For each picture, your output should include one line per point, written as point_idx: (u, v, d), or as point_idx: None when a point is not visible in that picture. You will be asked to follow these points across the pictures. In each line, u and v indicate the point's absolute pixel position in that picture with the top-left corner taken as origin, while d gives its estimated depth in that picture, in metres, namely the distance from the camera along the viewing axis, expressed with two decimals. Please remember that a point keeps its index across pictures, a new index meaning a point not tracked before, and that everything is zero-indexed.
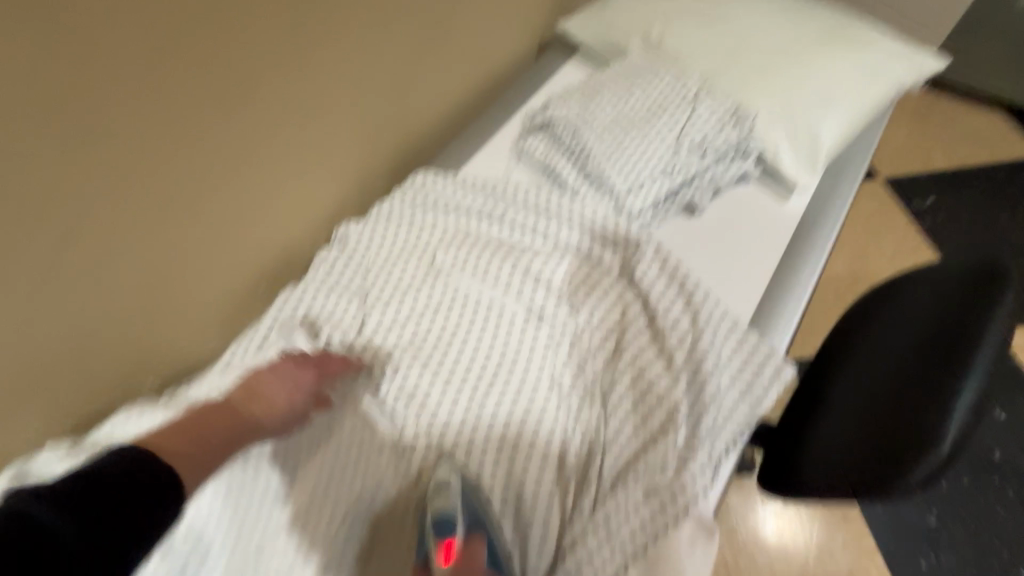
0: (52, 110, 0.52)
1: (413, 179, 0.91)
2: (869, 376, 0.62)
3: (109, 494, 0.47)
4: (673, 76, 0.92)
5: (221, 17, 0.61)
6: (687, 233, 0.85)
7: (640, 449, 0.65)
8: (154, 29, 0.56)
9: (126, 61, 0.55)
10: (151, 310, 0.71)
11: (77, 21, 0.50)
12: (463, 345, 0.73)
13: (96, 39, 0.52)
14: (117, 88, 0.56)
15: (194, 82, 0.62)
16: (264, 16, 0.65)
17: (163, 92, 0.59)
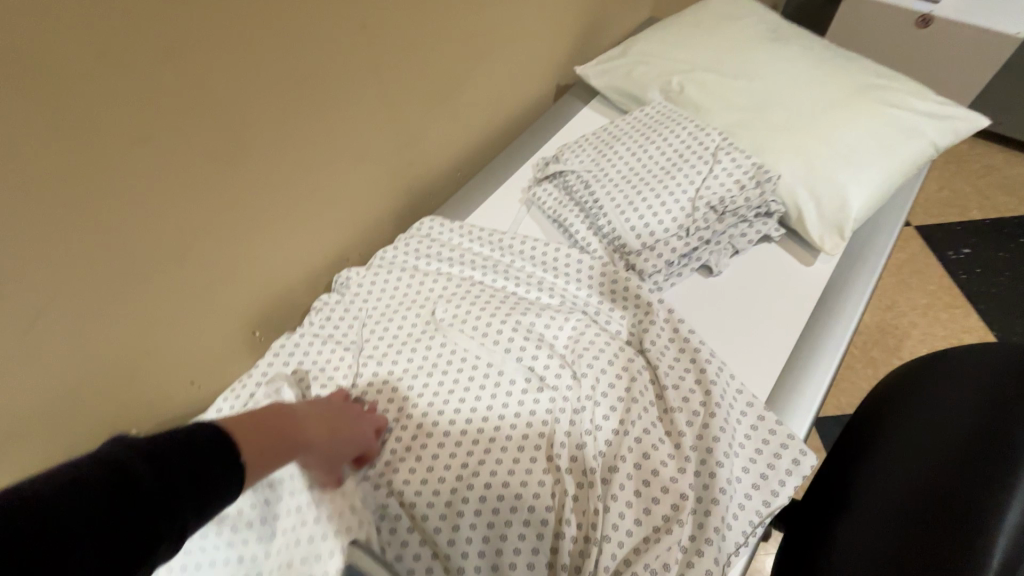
0: (47, 160, 0.51)
1: (420, 227, 0.90)
2: (890, 476, 0.57)
3: (83, 525, 0.34)
4: (693, 128, 0.87)
5: (225, 71, 0.60)
6: (703, 296, 0.80)
7: (641, 544, 0.59)
8: (158, 79, 0.55)
9: (128, 110, 0.54)
10: (142, 357, 0.68)
11: (79, 72, 0.50)
12: (456, 411, 0.69)
13: (98, 90, 0.51)
14: (117, 137, 0.54)
15: (196, 136, 0.61)
16: (274, 65, 0.64)
17: (165, 140, 0.58)
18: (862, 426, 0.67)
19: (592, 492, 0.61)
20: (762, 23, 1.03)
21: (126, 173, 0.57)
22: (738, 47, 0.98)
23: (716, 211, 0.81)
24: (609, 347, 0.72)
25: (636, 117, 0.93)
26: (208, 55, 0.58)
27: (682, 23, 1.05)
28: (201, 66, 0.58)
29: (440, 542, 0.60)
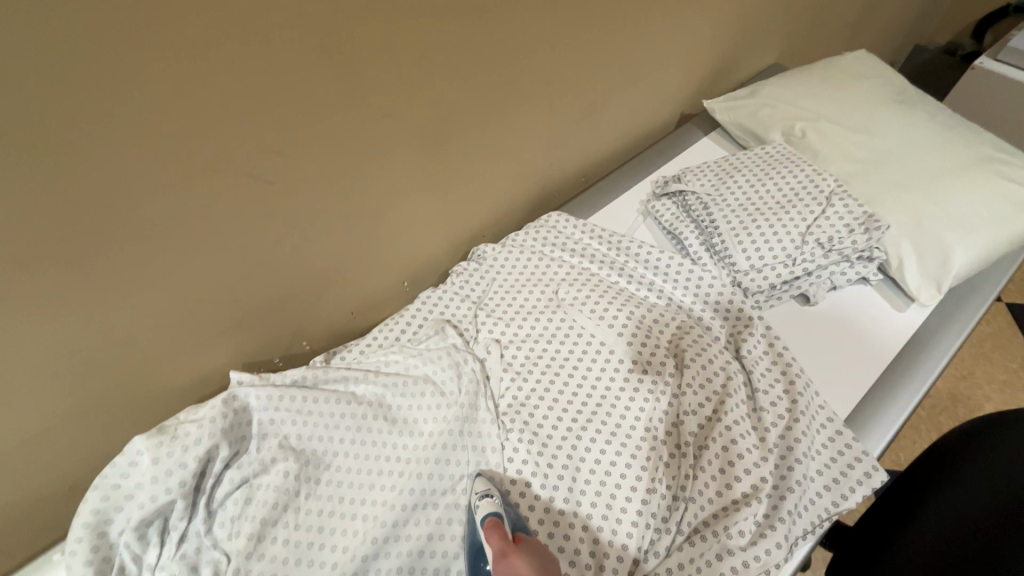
0: (328, 122, 0.67)
1: (548, 218, 1.03)
2: (941, 516, 0.65)
3: None
4: (811, 172, 0.96)
5: (449, 73, 0.76)
6: (799, 321, 0.89)
7: (720, 511, 0.69)
8: (410, 72, 0.71)
9: (384, 93, 0.71)
10: (330, 284, 0.86)
11: (366, 63, 0.66)
12: (571, 376, 0.82)
13: (374, 76, 0.68)
14: (371, 112, 0.71)
15: (409, 120, 0.76)
16: (483, 71, 0.80)
17: (398, 118, 0.75)
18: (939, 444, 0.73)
19: (683, 462, 0.72)
20: (888, 86, 1.11)
21: (359, 140, 0.73)
22: (863, 106, 1.06)
23: (823, 247, 0.89)
24: (712, 348, 0.83)
25: (756, 154, 1.03)
26: (434, 59, 0.73)
27: (811, 75, 1.14)
28: (428, 67, 0.73)
29: (550, 475, 0.73)
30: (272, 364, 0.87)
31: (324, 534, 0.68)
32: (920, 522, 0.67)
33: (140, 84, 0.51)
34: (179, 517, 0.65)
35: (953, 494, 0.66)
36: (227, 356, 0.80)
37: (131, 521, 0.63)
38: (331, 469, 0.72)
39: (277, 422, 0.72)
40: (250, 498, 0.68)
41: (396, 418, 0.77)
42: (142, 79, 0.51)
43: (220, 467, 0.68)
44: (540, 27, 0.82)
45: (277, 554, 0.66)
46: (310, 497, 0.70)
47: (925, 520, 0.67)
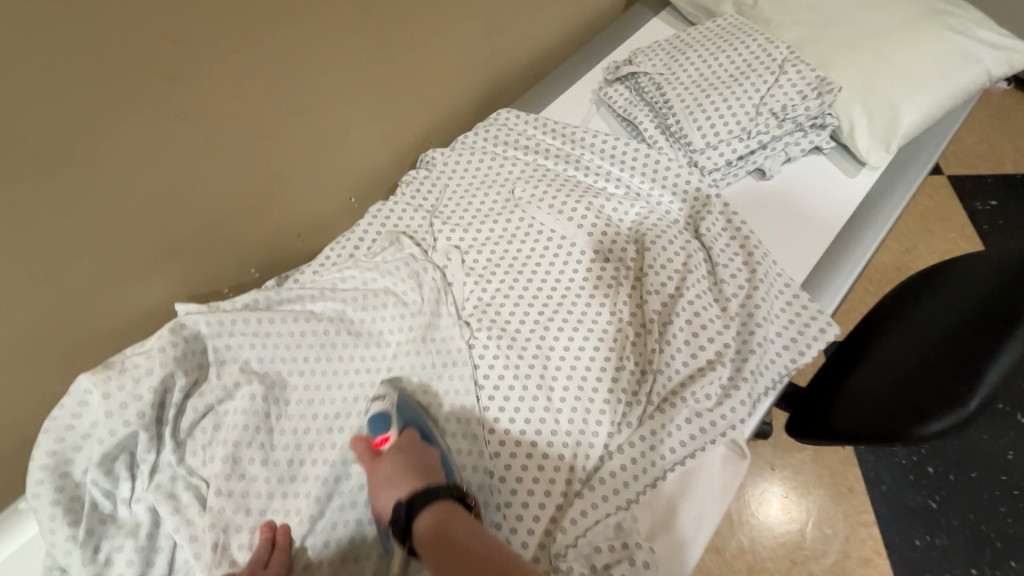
0: (229, 18, 0.61)
1: (496, 116, 0.98)
2: (884, 358, 0.70)
3: None
4: (763, 41, 0.93)
5: None
6: (755, 196, 0.90)
7: (688, 378, 0.71)
8: None
9: None
10: (268, 201, 0.80)
11: None
12: (534, 273, 0.80)
13: None
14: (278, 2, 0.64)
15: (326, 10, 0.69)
16: None
17: (311, 12, 0.68)
18: (888, 296, 0.78)
19: (650, 338, 0.73)
20: None
21: (266, 31, 0.65)
22: None
23: (777, 117, 0.88)
24: (672, 229, 0.82)
25: (707, 28, 0.98)
26: None
27: None
28: None
29: (521, 368, 0.73)
30: (221, 294, 0.83)
31: (302, 450, 0.68)
32: (876, 351, 0.72)
33: None
34: (146, 450, 0.63)
35: (915, 324, 0.70)
36: (168, 287, 0.75)
37: (93, 458, 0.61)
38: (298, 390, 0.71)
39: (233, 348, 0.70)
40: (220, 423, 0.67)
41: (361, 331, 0.75)
42: None
43: (180, 397, 0.66)
44: None
45: (258, 474, 0.65)
46: (282, 417, 0.69)
47: (869, 364, 0.71)
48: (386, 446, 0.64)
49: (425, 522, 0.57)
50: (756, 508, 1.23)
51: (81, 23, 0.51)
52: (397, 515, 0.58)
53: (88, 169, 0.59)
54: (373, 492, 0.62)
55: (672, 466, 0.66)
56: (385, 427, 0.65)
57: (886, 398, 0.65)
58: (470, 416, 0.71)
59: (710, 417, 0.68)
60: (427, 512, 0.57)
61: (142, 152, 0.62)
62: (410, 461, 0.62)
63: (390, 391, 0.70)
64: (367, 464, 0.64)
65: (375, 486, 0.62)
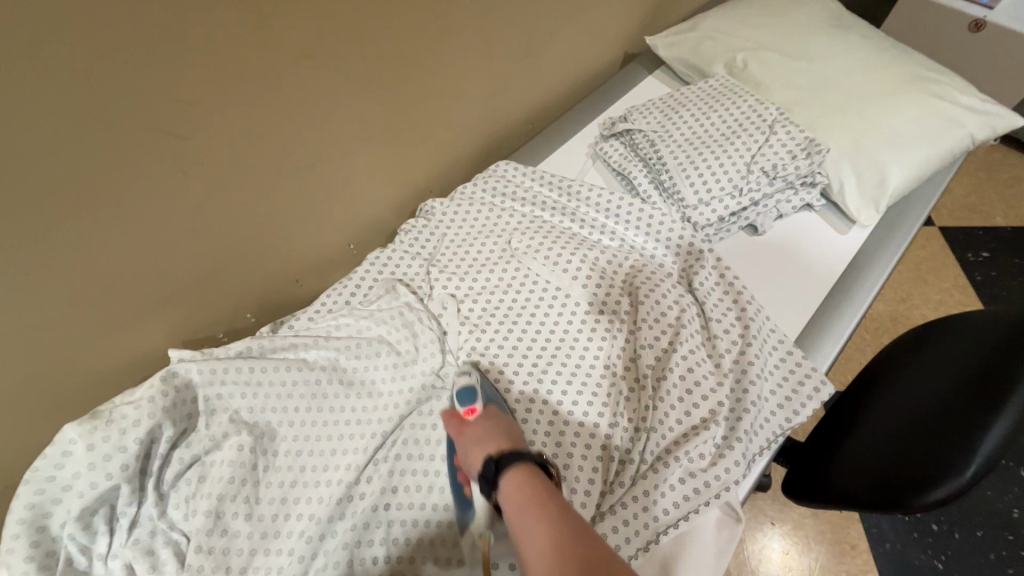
0: (238, 82, 0.63)
1: (494, 168, 1.00)
2: (878, 423, 0.69)
3: None
4: (753, 102, 0.96)
5: (366, 24, 0.72)
6: (748, 251, 0.91)
7: (681, 437, 0.70)
8: (323, 25, 0.67)
9: (295, 45, 0.66)
10: (267, 249, 0.81)
11: (274, 16, 0.62)
12: (528, 324, 0.80)
13: (282, 34, 0.64)
14: (286, 67, 0.67)
15: (333, 73, 0.72)
16: (402, 20, 0.76)
17: (317, 76, 0.71)
18: (880, 357, 0.78)
19: (644, 395, 0.73)
20: (824, 11, 1.10)
21: (274, 92, 0.68)
22: (800, 33, 1.06)
23: (768, 175, 0.90)
24: (665, 282, 0.82)
25: (699, 88, 1.02)
26: (348, 3, 0.68)
27: (749, 5, 1.13)
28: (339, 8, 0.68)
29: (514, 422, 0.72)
30: (215, 339, 0.83)
31: (287, 504, 0.66)
32: (871, 415, 0.72)
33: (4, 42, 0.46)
34: (126, 503, 0.62)
35: (909, 389, 0.70)
36: (162, 333, 0.75)
37: (71, 512, 0.59)
38: (287, 440, 0.70)
39: (223, 397, 0.69)
40: (205, 475, 0.66)
41: (353, 380, 0.75)
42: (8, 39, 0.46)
43: (165, 448, 0.65)
44: None
45: (240, 530, 0.63)
46: (269, 469, 0.68)
47: (864, 428, 0.71)
48: (473, 416, 0.60)
49: (507, 487, 0.50)
50: (755, 564, 1.18)
51: (100, 91, 0.53)
52: (487, 470, 0.51)
53: (91, 222, 0.60)
54: (463, 458, 0.56)
55: (664, 529, 0.64)
56: (471, 399, 0.62)
57: (885, 463, 0.64)
58: None
59: (703, 478, 0.67)
60: (513, 470, 0.50)
61: (144, 205, 0.63)
62: (495, 425, 0.57)
63: (473, 368, 0.72)
64: (453, 431, 0.60)
65: (463, 447, 0.57)
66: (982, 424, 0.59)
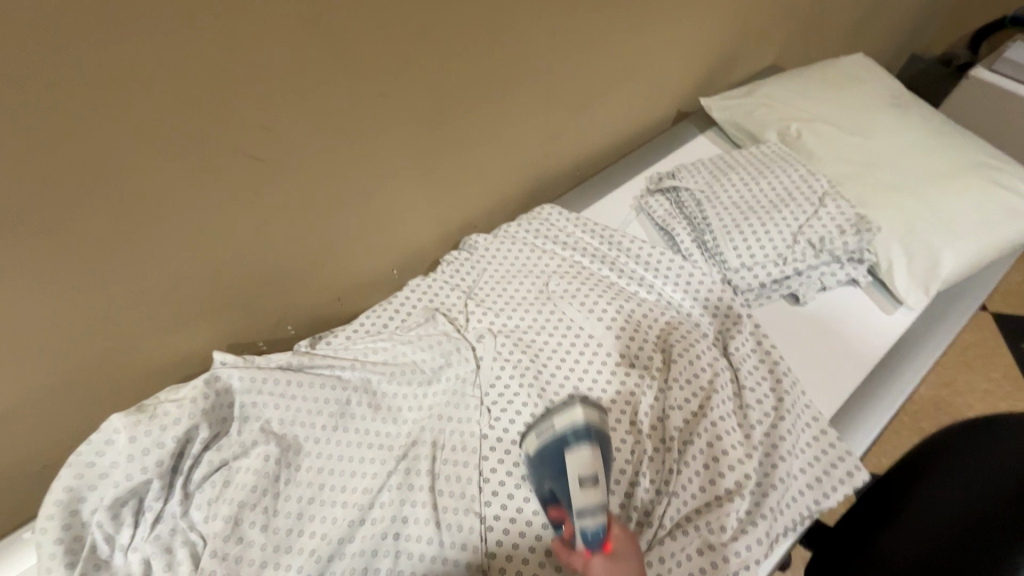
0: (312, 113, 0.68)
1: (540, 209, 1.02)
2: (911, 524, 0.66)
3: None
4: (804, 173, 0.97)
5: (435, 70, 0.76)
6: (788, 320, 0.90)
7: (701, 506, 0.68)
8: (396, 67, 0.72)
9: (368, 84, 0.71)
10: (315, 268, 0.85)
11: (353, 57, 0.67)
12: (558, 368, 0.81)
13: (357, 72, 0.69)
14: (356, 102, 0.71)
15: (398, 111, 0.77)
16: (468, 67, 0.80)
17: (385, 112, 0.75)
18: (917, 450, 0.75)
19: (668, 455, 0.72)
20: (884, 91, 1.11)
21: (342, 125, 0.72)
22: (857, 109, 1.06)
23: (814, 247, 0.90)
24: (700, 344, 0.82)
25: (751, 153, 1.03)
26: (421, 50, 0.73)
27: (808, 77, 1.14)
28: (413, 53, 0.72)
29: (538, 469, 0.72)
30: (255, 347, 0.86)
31: (303, 520, 0.67)
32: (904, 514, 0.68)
33: (117, 66, 0.51)
34: (154, 498, 0.64)
35: (946, 491, 0.66)
36: (208, 336, 0.79)
37: (104, 500, 0.62)
38: (310, 456, 0.71)
39: (258, 406, 0.72)
40: (229, 480, 0.67)
41: (380, 405, 0.76)
42: (122, 63, 0.51)
43: (199, 449, 0.67)
44: (531, 25, 0.82)
45: (255, 540, 0.64)
46: (290, 483, 0.69)
47: (896, 528, 0.68)
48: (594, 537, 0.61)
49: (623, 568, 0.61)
50: None
51: (192, 112, 0.58)
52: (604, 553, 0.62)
53: (164, 227, 0.64)
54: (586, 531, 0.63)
55: None
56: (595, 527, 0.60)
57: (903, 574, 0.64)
58: (468, 506, 0.70)
59: (721, 553, 0.65)
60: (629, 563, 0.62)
61: (212, 217, 0.67)
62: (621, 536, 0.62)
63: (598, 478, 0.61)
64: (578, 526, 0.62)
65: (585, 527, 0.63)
66: (1001, 569, 0.55)
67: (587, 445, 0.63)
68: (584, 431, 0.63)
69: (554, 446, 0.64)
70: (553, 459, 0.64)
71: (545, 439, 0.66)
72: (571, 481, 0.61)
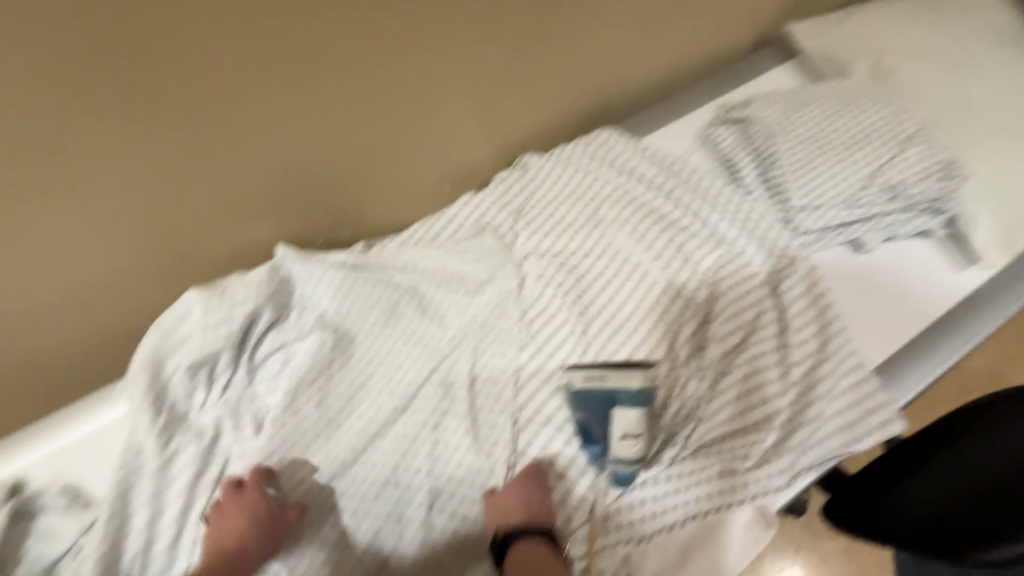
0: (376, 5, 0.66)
1: (598, 132, 0.99)
2: (949, 473, 0.65)
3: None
4: (893, 111, 0.88)
5: None
6: (846, 267, 0.86)
7: (728, 434, 0.70)
8: None
9: None
10: (371, 173, 0.86)
11: None
12: (600, 291, 0.81)
13: None
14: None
15: (463, 12, 0.74)
16: None
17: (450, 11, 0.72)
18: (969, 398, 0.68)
19: (701, 384, 0.73)
20: (1006, 22, 0.97)
21: (405, 22, 0.70)
22: (968, 41, 0.95)
23: (890, 192, 0.84)
24: (749, 281, 0.80)
25: (836, 86, 0.95)
26: None
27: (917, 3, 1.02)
28: None
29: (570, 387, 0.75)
30: (312, 245, 0.90)
31: (351, 402, 0.73)
32: (940, 460, 0.66)
33: None
34: (224, 367, 0.71)
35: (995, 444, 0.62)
36: (270, 229, 0.83)
37: (183, 363, 0.69)
38: (360, 348, 0.76)
39: (316, 296, 0.77)
40: (289, 360, 0.74)
41: (426, 308, 0.80)
42: None
43: (262, 328, 0.74)
44: None
45: (309, 413, 0.71)
46: (341, 368, 0.75)
47: (931, 475, 0.66)
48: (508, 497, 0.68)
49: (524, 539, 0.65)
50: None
51: None
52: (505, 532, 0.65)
53: (230, 113, 0.66)
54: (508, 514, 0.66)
55: (691, 516, 0.66)
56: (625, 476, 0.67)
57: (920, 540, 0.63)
58: (501, 408, 0.74)
59: (741, 478, 0.67)
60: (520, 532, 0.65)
61: (276, 108, 0.69)
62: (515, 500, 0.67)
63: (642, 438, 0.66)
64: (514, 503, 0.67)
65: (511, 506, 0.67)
66: None
67: (637, 407, 0.66)
68: (635, 394, 0.66)
69: (602, 395, 0.67)
70: (600, 404, 0.67)
71: (590, 387, 0.68)
72: (615, 431, 0.66)
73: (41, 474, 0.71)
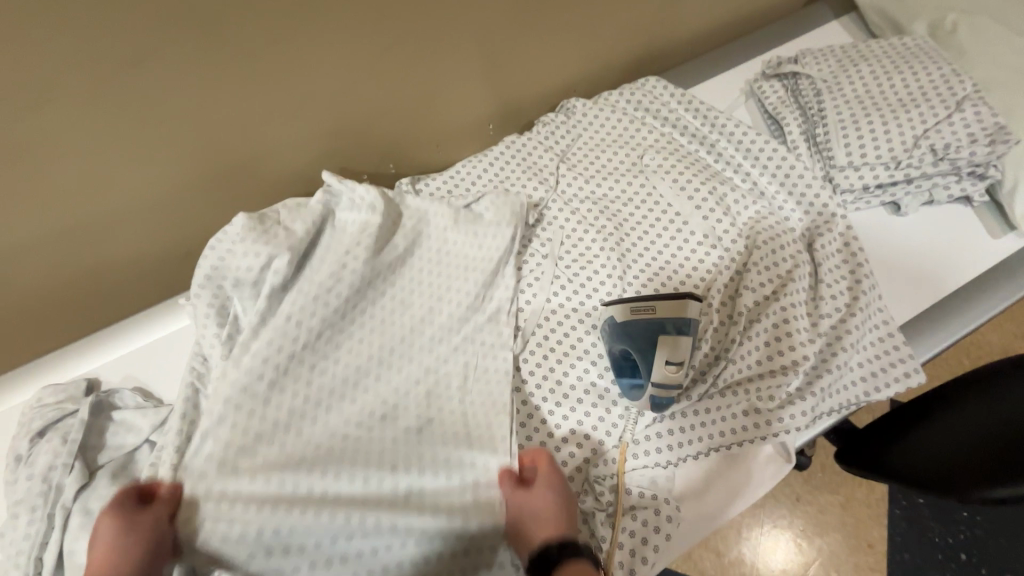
0: None
1: (644, 80, 0.99)
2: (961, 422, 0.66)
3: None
4: (948, 71, 0.87)
5: None
6: (881, 229, 0.88)
7: (755, 376, 0.74)
8: None
9: None
10: (420, 109, 0.87)
11: None
12: (640, 237, 0.84)
13: None
14: None
15: None
16: None
17: None
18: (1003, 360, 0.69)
19: (733, 329, 0.76)
20: None
21: None
22: None
23: (935, 154, 0.85)
24: (786, 235, 0.82)
25: (891, 43, 0.93)
26: None
27: None
28: None
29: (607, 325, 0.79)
30: (359, 179, 0.93)
31: None
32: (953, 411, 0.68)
33: None
34: None
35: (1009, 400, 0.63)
36: (322, 159, 0.85)
37: None
38: None
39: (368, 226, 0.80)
40: None
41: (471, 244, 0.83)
42: None
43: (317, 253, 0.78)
44: None
45: None
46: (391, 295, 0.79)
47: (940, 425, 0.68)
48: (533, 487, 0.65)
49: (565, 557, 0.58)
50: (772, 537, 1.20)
51: None
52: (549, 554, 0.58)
53: (296, 36, 0.67)
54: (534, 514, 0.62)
55: (714, 447, 0.71)
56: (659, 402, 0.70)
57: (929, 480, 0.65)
58: (539, 341, 0.78)
59: (765, 417, 0.71)
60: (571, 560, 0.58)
61: (339, 34, 0.70)
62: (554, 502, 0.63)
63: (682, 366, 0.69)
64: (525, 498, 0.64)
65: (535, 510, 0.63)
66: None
67: (684, 335, 0.69)
68: (684, 323, 0.69)
69: (648, 324, 0.70)
70: (644, 331, 0.70)
71: (638, 317, 0.71)
72: (657, 357, 0.69)
73: (112, 376, 0.77)
